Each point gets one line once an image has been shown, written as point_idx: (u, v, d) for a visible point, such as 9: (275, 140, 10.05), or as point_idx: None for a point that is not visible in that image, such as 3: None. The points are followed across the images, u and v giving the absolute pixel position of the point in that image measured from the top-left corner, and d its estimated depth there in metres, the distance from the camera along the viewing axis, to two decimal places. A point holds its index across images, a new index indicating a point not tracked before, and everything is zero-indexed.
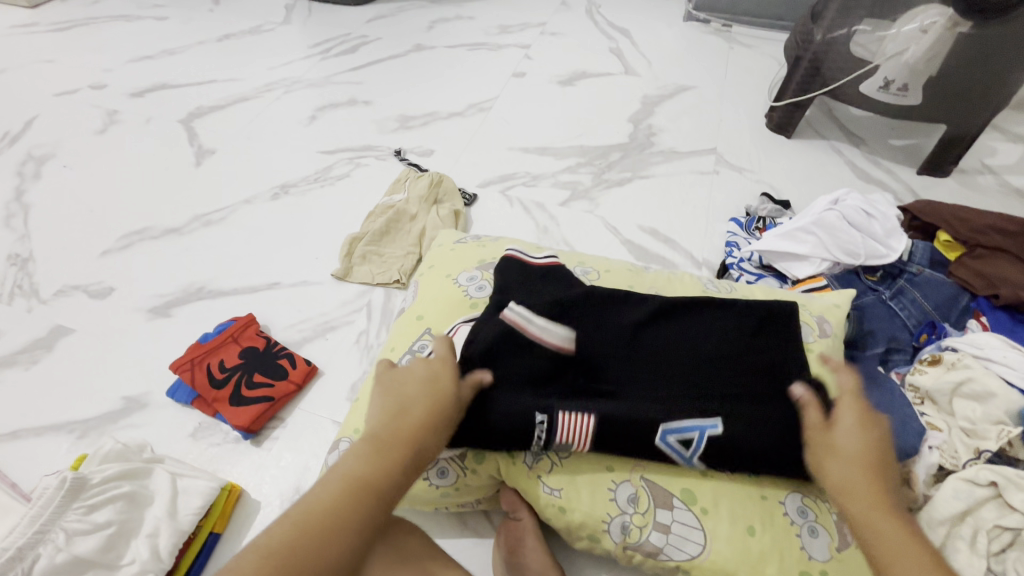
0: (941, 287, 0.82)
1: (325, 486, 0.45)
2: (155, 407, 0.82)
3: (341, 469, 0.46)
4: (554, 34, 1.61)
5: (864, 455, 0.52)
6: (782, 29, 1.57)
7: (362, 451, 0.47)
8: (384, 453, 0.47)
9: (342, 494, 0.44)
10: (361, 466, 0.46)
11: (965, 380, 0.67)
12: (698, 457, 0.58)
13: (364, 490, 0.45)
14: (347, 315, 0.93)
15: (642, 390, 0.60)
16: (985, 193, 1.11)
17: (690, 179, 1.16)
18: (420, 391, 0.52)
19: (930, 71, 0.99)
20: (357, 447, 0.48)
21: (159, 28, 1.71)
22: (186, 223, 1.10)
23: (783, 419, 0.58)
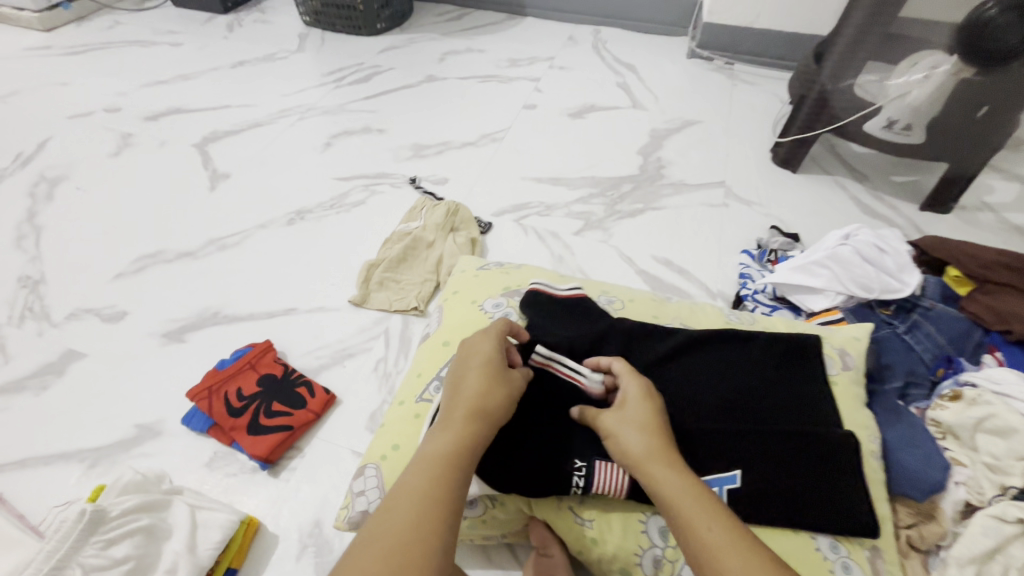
0: (955, 321, 0.83)
1: (420, 465, 0.48)
2: (168, 436, 0.80)
3: (431, 444, 0.50)
4: (562, 68, 1.66)
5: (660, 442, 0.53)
6: (783, 68, 1.63)
7: (457, 418, 0.52)
8: (466, 426, 0.51)
9: (437, 461, 0.48)
10: (453, 435, 0.50)
11: (987, 416, 0.67)
12: None
13: (451, 461, 0.49)
14: (365, 342, 0.92)
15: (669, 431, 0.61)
16: (986, 230, 1.14)
17: (700, 211, 1.18)
18: (482, 361, 0.57)
19: (933, 112, 1.03)
20: (438, 423, 0.53)
21: (175, 53, 1.74)
22: (201, 247, 1.10)
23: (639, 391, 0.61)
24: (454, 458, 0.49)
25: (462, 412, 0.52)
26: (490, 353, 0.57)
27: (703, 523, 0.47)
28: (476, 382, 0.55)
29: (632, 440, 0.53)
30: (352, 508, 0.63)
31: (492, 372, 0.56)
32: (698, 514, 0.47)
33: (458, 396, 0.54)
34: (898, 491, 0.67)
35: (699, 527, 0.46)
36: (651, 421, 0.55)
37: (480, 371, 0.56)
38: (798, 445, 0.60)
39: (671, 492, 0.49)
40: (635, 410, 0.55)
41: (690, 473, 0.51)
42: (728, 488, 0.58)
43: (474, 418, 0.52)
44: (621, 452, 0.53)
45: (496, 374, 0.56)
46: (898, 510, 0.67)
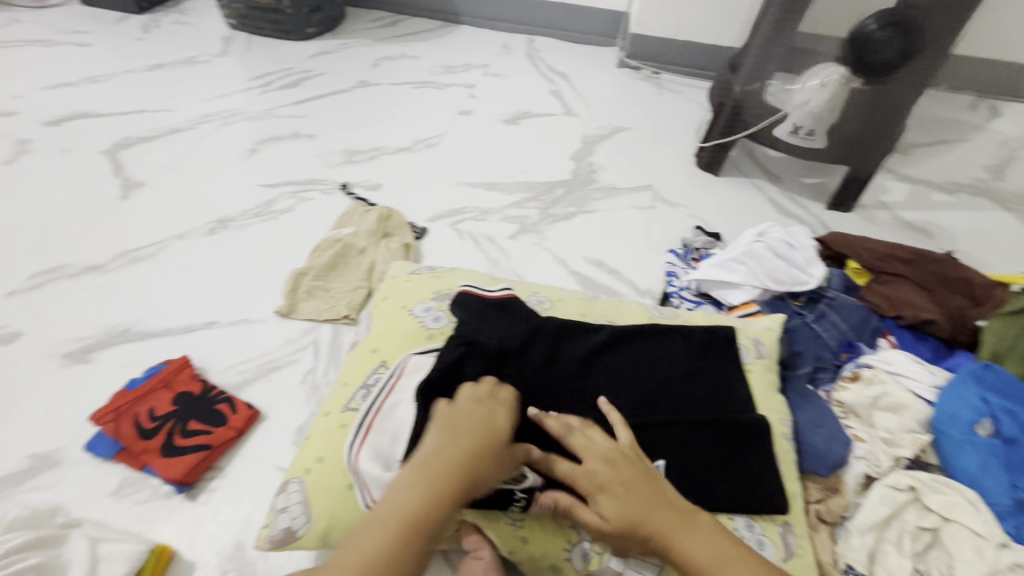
0: (854, 309, 0.90)
1: (387, 523, 0.47)
2: (69, 465, 0.73)
3: (403, 502, 0.48)
4: (497, 75, 1.68)
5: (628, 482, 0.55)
6: (704, 78, 1.73)
7: (436, 478, 0.50)
8: (449, 492, 0.49)
9: (409, 522, 0.48)
10: (429, 494, 0.49)
11: (883, 394, 0.75)
12: None
13: (421, 522, 0.48)
14: (292, 354, 0.89)
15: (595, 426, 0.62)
16: (883, 226, 1.26)
17: (630, 214, 1.22)
18: (482, 427, 0.53)
19: (831, 118, 1.12)
20: (406, 471, 0.50)
21: (82, 54, 1.62)
22: (110, 259, 1.02)
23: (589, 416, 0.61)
24: (423, 521, 0.48)
25: (447, 474, 0.50)
26: (496, 424, 0.54)
27: (693, 548, 0.52)
28: (475, 453, 0.52)
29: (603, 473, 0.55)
30: (275, 526, 0.60)
31: (487, 441, 0.53)
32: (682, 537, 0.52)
33: (442, 456, 0.51)
34: (807, 468, 0.71)
35: (693, 554, 0.51)
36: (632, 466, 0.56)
37: (478, 438, 0.52)
38: (714, 432, 0.63)
39: (660, 527, 0.52)
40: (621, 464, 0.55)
41: (676, 505, 0.54)
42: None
43: (461, 486, 0.50)
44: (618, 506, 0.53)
45: (492, 445, 0.53)
46: (809, 487, 0.71)
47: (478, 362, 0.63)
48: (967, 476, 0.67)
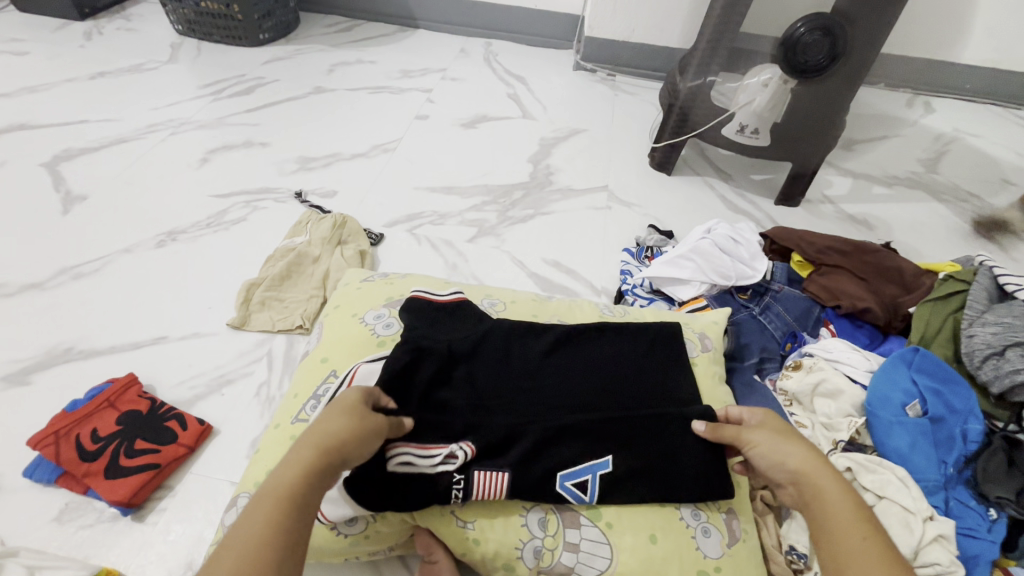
0: (797, 300, 0.94)
1: (260, 501, 0.46)
2: (7, 492, 0.71)
3: (273, 480, 0.47)
4: (454, 79, 1.69)
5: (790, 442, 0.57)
6: (658, 79, 1.77)
7: (302, 450, 0.49)
8: (312, 464, 0.48)
9: (276, 500, 0.46)
10: (303, 467, 0.48)
11: (821, 381, 0.78)
12: (596, 499, 0.60)
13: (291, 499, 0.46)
14: (245, 367, 0.87)
15: (543, 425, 0.61)
16: (827, 220, 1.31)
17: (586, 214, 1.25)
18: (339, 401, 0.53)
19: (774, 117, 1.17)
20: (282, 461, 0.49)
21: (18, 63, 1.55)
22: (51, 277, 0.99)
23: (550, 421, 0.62)
24: (293, 497, 0.46)
25: (301, 448, 0.49)
26: (352, 400, 0.54)
27: (837, 501, 0.51)
28: (330, 420, 0.51)
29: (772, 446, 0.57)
30: None
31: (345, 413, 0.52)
32: (831, 489, 0.53)
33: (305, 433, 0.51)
34: None
35: (832, 510, 0.51)
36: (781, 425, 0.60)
37: (336, 410, 0.52)
38: (661, 423, 0.64)
39: (801, 470, 0.55)
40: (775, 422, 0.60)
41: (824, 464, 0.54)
42: (600, 473, 0.61)
43: (321, 456, 0.49)
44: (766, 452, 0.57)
45: (346, 413, 0.52)
46: None
47: (430, 364, 0.64)
48: (899, 456, 0.71)
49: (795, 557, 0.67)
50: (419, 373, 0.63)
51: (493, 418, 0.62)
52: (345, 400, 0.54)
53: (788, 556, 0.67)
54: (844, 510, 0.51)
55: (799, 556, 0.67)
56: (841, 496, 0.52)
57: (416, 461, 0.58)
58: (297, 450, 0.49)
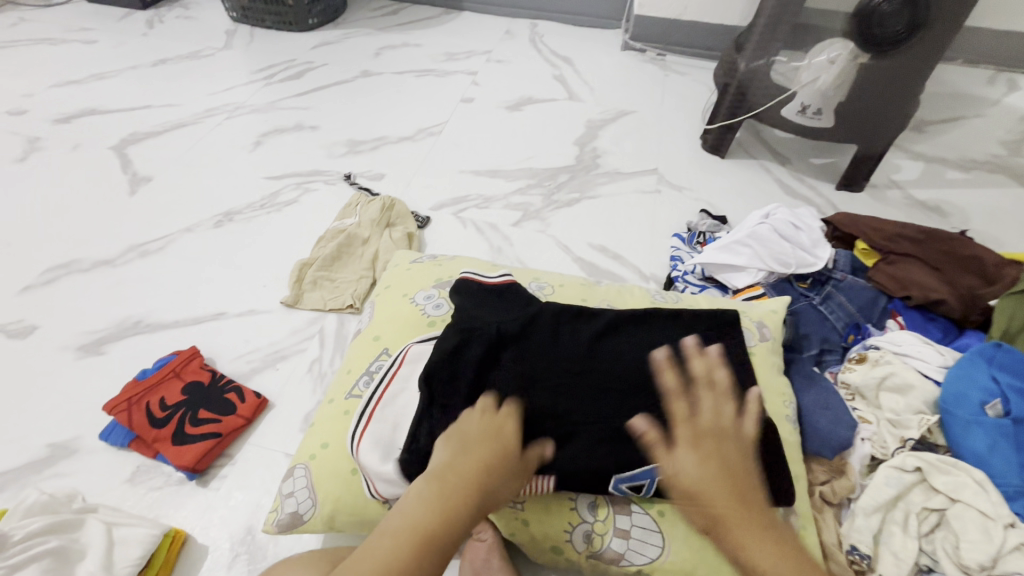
0: (862, 290, 0.89)
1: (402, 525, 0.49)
2: (85, 453, 0.76)
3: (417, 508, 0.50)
4: (499, 61, 1.67)
5: (721, 469, 0.54)
6: (711, 58, 1.69)
7: (424, 494, 0.51)
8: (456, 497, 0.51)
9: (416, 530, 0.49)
10: (421, 512, 0.50)
11: (889, 375, 0.73)
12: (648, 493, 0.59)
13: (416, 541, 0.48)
14: (299, 344, 0.90)
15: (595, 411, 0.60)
16: (895, 206, 1.23)
17: (634, 198, 1.21)
18: (457, 438, 0.55)
19: (839, 96, 1.10)
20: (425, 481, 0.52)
21: (87, 52, 1.63)
22: (120, 254, 1.04)
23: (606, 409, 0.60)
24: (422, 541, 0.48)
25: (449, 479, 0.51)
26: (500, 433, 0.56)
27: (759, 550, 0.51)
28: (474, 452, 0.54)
29: (694, 468, 0.54)
30: (282, 510, 0.62)
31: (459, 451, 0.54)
32: (751, 538, 0.51)
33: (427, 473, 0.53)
34: (812, 451, 0.71)
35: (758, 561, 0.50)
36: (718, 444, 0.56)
37: (450, 447, 0.54)
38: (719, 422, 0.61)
39: (715, 507, 0.53)
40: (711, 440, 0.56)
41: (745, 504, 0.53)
42: (659, 480, 0.58)
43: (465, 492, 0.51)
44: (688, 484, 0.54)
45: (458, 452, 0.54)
46: (814, 469, 0.71)
47: (480, 345, 0.62)
48: (975, 457, 0.66)
49: (857, 557, 0.63)
50: (468, 353, 0.62)
51: (536, 402, 0.60)
52: (487, 430, 0.56)
53: (848, 556, 0.64)
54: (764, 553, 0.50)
55: (862, 556, 0.63)
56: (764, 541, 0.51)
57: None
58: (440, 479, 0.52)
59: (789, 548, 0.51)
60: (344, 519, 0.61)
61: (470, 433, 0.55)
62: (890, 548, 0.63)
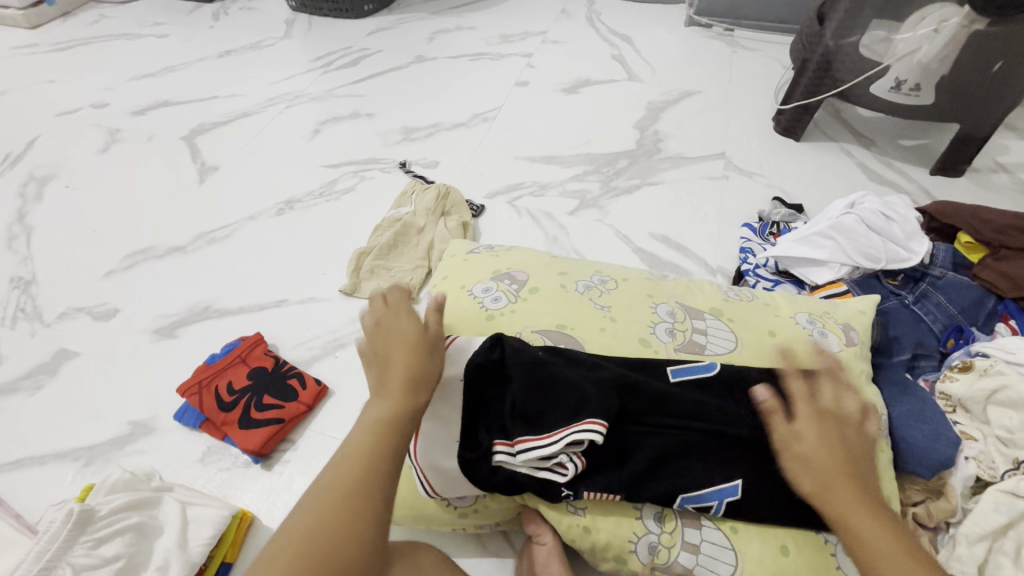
0: (966, 290, 0.80)
1: (320, 499, 0.45)
2: (162, 432, 0.80)
3: (340, 467, 0.47)
4: (555, 42, 1.61)
5: (843, 454, 0.50)
6: (784, 31, 1.57)
7: (365, 437, 0.48)
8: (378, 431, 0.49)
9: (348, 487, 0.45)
10: (360, 452, 0.47)
11: (1000, 388, 0.64)
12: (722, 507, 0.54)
13: (372, 454, 0.47)
14: (356, 332, 0.91)
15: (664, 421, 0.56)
16: (1001, 192, 1.10)
17: (699, 185, 1.14)
18: (394, 374, 0.52)
19: (943, 70, 0.98)
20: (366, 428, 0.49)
21: (160, 45, 1.71)
22: (190, 241, 1.09)
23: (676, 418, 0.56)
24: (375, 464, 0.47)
25: (368, 423, 0.49)
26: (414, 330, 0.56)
27: (875, 536, 0.46)
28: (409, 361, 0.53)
29: (815, 444, 0.50)
30: None
31: (399, 376, 0.52)
32: (864, 520, 0.47)
33: (359, 421, 0.50)
34: (905, 470, 0.64)
35: (867, 540, 0.46)
36: (841, 425, 0.52)
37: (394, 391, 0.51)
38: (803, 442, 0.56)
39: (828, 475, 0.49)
40: (833, 424, 0.51)
41: (862, 492, 0.48)
42: (728, 501, 0.54)
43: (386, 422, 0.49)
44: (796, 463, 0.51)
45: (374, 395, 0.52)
46: (906, 488, 0.65)
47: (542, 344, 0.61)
48: None
49: None
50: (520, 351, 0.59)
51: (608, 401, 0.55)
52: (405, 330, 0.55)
53: None
54: (877, 536, 0.46)
55: None
56: (881, 529, 0.46)
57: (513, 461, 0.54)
58: (359, 435, 0.48)
59: (895, 535, 0.46)
60: (400, 512, 0.61)
61: (392, 340, 0.55)
62: None
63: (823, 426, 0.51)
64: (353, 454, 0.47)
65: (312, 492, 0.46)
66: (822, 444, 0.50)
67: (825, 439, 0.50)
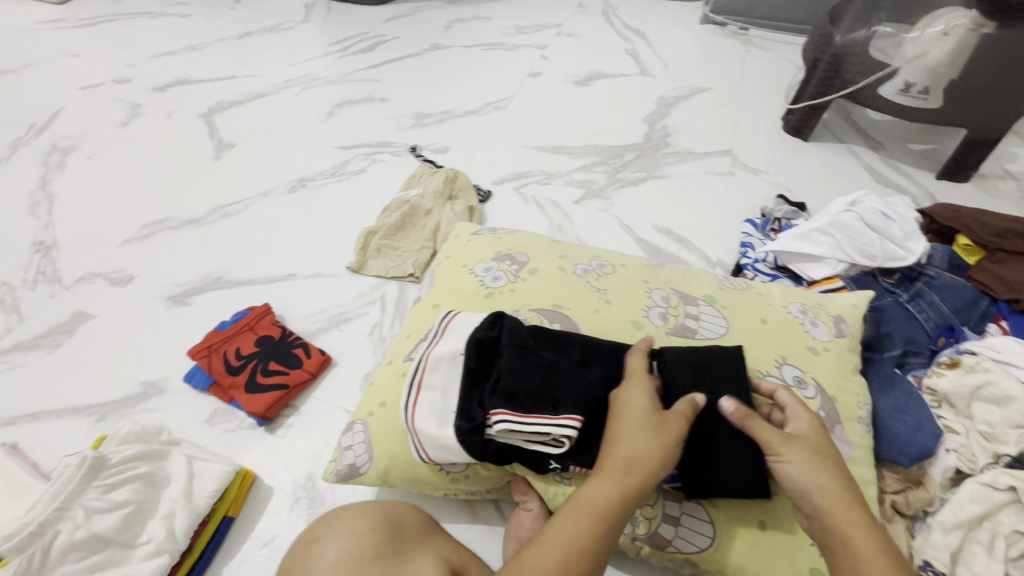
0: (960, 290, 0.80)
1: (549, 548, 0.47)
2: (171, 393, 0.83)
3: (571, 526, 0.48)
4: (570, 35, 1.62)
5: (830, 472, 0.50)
6: (799, 33, 1.57)
7: (604, 495, 0.50)
8: (625, 493, 0.50)
9: (578, 546, 0.48)
10: (603, 502, 0.49)
11: (984, 384, 0.66)
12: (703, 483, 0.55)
13: (610, 523, 0.49)
14: (361, 307, 0.94)
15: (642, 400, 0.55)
16: (1006, 199, 1.11)
17: (704, 180, 1.16)
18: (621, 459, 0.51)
19: (952, 73, 0.98)
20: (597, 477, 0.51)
21: (182, 24, 1.74)
22: (205, 214, 1.12)
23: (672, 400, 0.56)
24: (611, 522, 0.49)
25: (602, 493, 0.50)
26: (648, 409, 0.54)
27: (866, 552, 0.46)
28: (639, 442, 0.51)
29: (805, 467, 0.50)
30: (341, 461, 0.65)
31: (630, 463, 0.51)
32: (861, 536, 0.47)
33: (580, 495, 0.50)
34: (885, 456, 0.66)
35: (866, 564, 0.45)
36: (818, 447, 0.52)
37: (621, 473, 0.50)
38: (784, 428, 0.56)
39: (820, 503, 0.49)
40: (811, 445, 0.52)
41: (852, 502, 0.49)
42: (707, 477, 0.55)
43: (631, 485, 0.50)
44: (792, 482, 0.50)
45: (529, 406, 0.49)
46: (886, 477, 0.67)
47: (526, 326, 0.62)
48: None
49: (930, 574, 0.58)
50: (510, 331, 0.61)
51: (595, 375, 0.58)
52: (631, 412, 0.53)
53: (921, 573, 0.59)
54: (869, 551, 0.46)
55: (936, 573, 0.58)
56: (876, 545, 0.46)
57: (520, 428, 0.54)
58: (592, 502, 0.49)
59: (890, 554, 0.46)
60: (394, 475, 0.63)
61: (630, 421, 0.53)
62: (970, 569, 0.58)
63: (807, 446, 0.52)
64: (584, 511, 0.49)
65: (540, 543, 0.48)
66: (811, 468, 0.50)
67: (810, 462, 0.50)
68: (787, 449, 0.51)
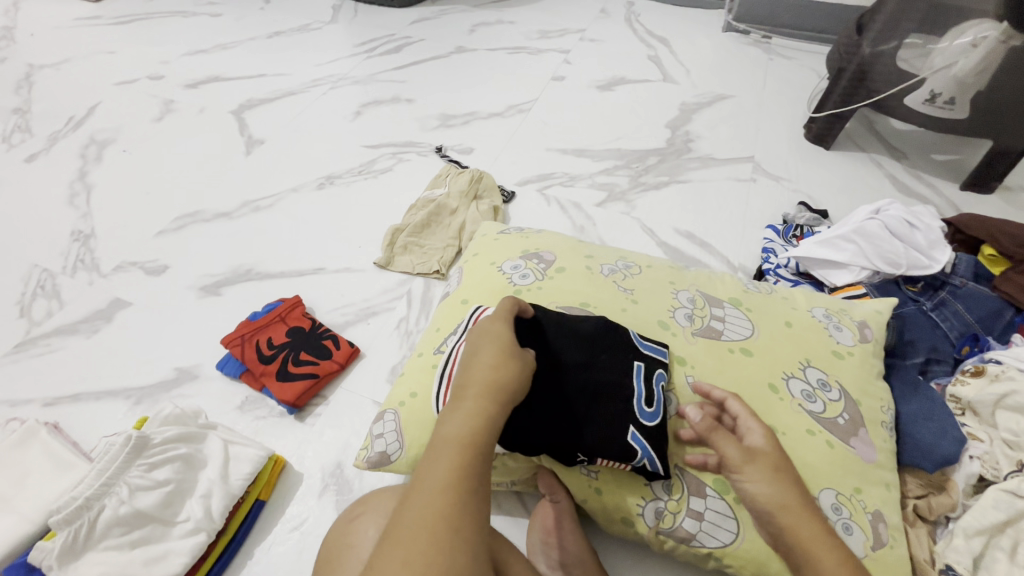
0: (984, 300, 0.81)
1: (438, 478, 0.43)
2: (205, 379, 0.86)
3: (445, 456, 0.45)
4: (593, 41, 1.64)
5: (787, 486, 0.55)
6: (823, 42, 1.57)
7: (465, 423, 0.46)
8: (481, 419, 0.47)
9: (452, 474, 0.44)
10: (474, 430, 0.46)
11: (1009, 393, 0.66)
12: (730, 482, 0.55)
13: (476, 453, 0.45)
14: (388, 302, 0.96)
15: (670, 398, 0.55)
16: None
17: (726, 185, 1.17)
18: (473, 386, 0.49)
19: (980, 85, 0.99)
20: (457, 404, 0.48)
21: (213, 23, 1.78)
22: (236, 208, 1.15)
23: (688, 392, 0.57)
24: (478, 450, 0.45)
25: (467, 422, 0.47)
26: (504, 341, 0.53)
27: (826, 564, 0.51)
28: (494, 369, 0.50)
29: (762, 484, 0.55)
30: (372, 449, 0.67)
31: (492, 389, 0.49)
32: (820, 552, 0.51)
33: (440, 428, 0.47)
34: (907, 461, 0.67)
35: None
36: (776, 462, 0.56)
37: (475, 399, 0.48)
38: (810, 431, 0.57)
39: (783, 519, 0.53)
40: (766, 458, 0.56)
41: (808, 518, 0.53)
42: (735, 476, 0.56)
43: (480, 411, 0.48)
44: (752, 496, 0.55)
45: (512, 353, 0.52)
46: (908, 481, 0.67)
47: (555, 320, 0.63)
48: None
49: None
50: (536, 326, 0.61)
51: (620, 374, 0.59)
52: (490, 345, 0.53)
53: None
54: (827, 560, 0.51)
55: None
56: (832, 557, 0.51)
57: None
58: (454, 430, 0.46)
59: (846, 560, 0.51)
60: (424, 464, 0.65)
61: (488, 352, 0.52)
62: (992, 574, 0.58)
63: (764, 462, 0.56)
64: (456, 439, 0.46)
65: (424, 477, 0.44)
66: (768, 484, 0.55)
67: (768, 478, 0.55)
68: (747, 465, 0.56)
